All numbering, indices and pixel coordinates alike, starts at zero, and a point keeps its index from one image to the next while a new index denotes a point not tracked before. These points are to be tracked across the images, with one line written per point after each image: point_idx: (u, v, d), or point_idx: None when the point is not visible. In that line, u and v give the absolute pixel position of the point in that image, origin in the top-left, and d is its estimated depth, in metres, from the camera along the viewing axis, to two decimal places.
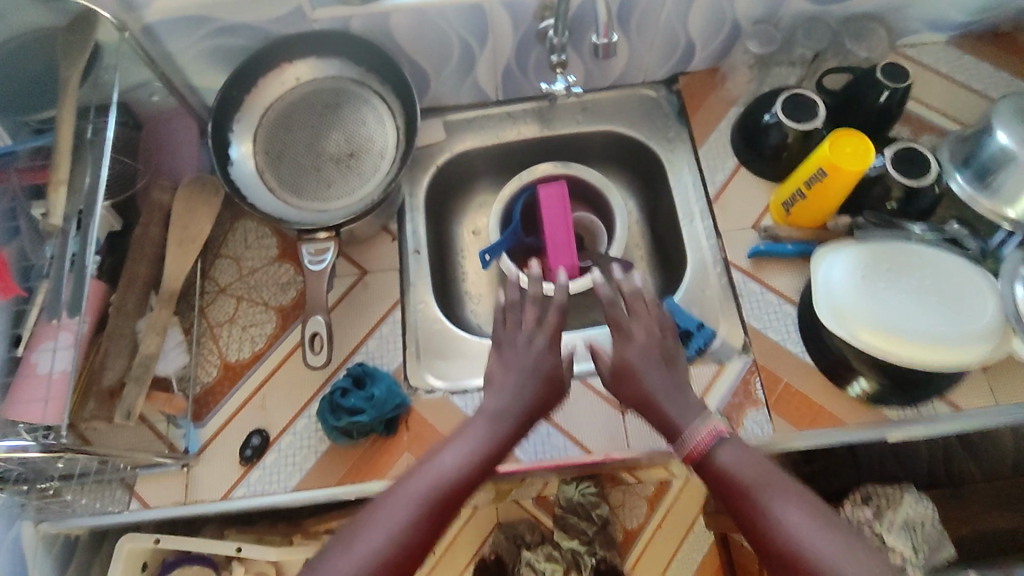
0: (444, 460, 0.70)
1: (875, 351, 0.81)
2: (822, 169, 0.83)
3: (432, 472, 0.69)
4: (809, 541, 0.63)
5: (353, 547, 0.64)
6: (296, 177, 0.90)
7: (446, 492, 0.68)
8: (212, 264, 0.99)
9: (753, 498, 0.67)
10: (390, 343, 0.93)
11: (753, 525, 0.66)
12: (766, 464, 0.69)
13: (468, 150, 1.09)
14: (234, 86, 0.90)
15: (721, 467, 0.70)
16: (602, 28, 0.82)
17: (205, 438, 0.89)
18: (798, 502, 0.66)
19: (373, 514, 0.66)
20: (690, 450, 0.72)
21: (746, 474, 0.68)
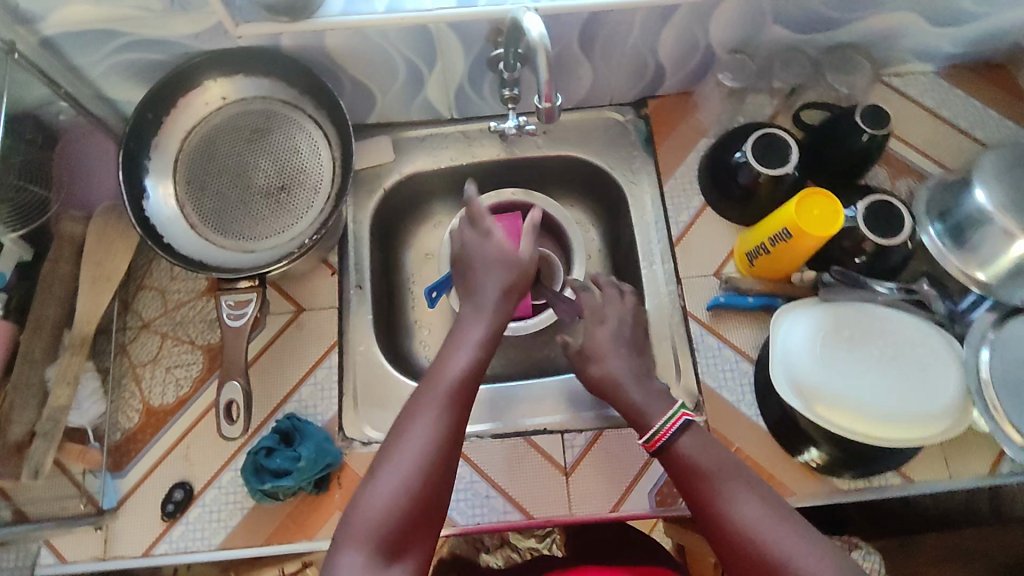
0: (454, 369, 0.69)
1: (828, 425, 0.77)
2: (787, 228, 0.77)
3: (447, 381, 0.68)
4: (759, 526, 0.60)
5: (394, 470, 0.62)
6: (221, 212, 0.82)
7: (459, 395, 0.68)
8: (135, 296, 0.92)
9: (703, 486, 0.64)
10: (325, 390, 0.88)
11: (705, 519, 0.63)
12: (724, 455, 0.66)
13: (419, 173, 1.01)
14: (149, 109, 0.80)
15: (681, 457, 0.67)
16: (544, 91, 0.64)
17: (125, 488, 0.85)
18: (752, 488, 0.64)
19: (414, 413, 0.66)
20: (653, 439, 0.69)
21: (702, 465, 0.66)
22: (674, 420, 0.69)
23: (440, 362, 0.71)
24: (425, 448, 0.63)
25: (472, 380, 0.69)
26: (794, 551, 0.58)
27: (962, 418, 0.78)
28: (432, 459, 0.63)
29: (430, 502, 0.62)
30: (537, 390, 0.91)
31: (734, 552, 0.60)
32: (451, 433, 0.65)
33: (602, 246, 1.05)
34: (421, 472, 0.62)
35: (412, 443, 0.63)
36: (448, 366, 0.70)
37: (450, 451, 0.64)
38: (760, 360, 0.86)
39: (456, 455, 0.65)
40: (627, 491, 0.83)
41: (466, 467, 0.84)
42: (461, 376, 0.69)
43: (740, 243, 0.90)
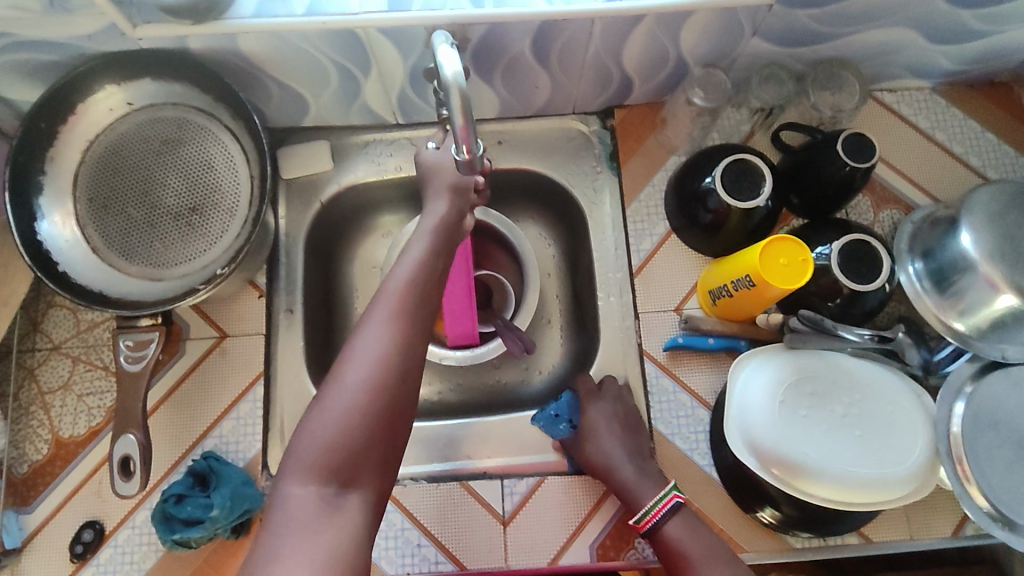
0: (410, 262, 0.65)
1: (782, 485, 0.72)
2: (750, 275, 0.70)
3: (410, 272, 0.64)
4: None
5: (345, 385, 0.57)
6: (126, 234, 0.75)
7: (418, 287, 0.63)
8: (45, 314, 0.84)
9: (687, 571, 0.68)
10: (248, 426, 0.81)
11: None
12: (708, 539, 0.69)
13: (362, 183, 0.92)
14: (42, 118, 0.72)
15: (668, 540, 0.70)
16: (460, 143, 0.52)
17: (31, 526, 0.78)
18: (731, 572, 0.67)
19: (369, 315, 0.61)
20: (643, 521, 0.72)
21: (688, 550, 0.69)
22: (662, 504, 0.71)
23: (401, 262, 0.65)
24: (385, 346, 0.59)
25: (434, 279, 0.65)
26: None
27: (925, 484, 0.73)
28: (386, 362, 0.58)
29: (392, 423, 0.58)
30: (479, 429, 0.85)
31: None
32: (414, 334, 0.61)
33: (560, 266, 0.98)
34: (372, 382, 0.57)
35: (365, 346, 0.59)
36: (409, 259, 0.65)
37: (408, 341, 0.60)
38: (716, 407, 0.79)
39: (417, 349, 0.60)
40: (567, 544, 0.78)
41: (397, 514, 0.79)
42: (417, 271, 0.64)
43: (703, 278, 0.82)
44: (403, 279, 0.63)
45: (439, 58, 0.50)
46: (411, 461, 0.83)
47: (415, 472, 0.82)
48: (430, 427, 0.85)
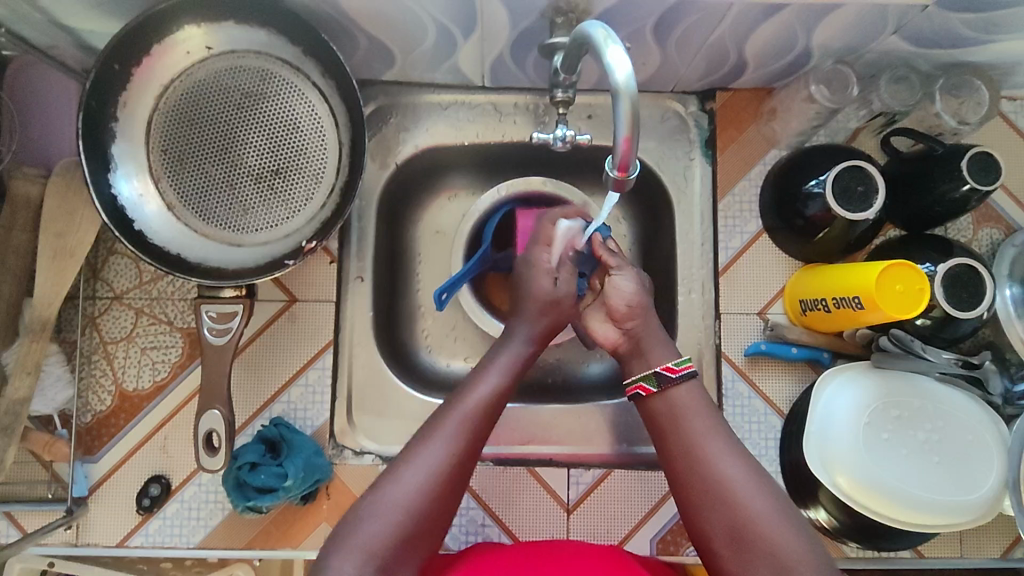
0: (443, 442, 0.63)
1: (841, 495, 0.73)
2: (860, 297, 0.68)
3: (440, 445, 0.63)
4: (740, 485, 0.61)
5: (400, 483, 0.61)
6: (203, 192, 0.69)
7: (445, 476, 0.62)
8: (106, 261, 0.81)
9: (690, 431, 0.65)
10: (316, 393, 0.80)
11: (685, 468, 0.64)
12: (716, 412, 0.66)
13: (438, 147, 0.87)
14: (116, 59, 0.66)
15: (677, 401, 0.67)
16: (617, 169, 0.49)
17: (97, 476, 0.78)
18: (729, 443, 0.64)
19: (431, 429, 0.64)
20: (676, 367, 0.68)
21: (694, 417, 0.65)
22: (683, 365, 0.68)
23: (429, 430, 0.64)
24: (394, 523, 0.59)
25: (462, 451, 0.63)
26: (770, 511, 0.60)
27: (990, 512, 0.73)
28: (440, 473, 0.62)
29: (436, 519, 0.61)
30: (546, 419, 0.83)
31: (709, 498, 0.62)
32: (432, 504, 0.61)
33: (634, 248, 0.92)
34: (421, 501, 0.60)
35: (372, 520, 0.59)
36: (436, 438, 0.63)
37: (453, 468, 0.62)
38: (790, 416, 0.80)
39: (451, 490, 0.62)
40: (630, 534, 0.79)
41: (462, 492, 0.80)
42: (439, 458, 0.62)
43: (794, 285, 0.81)
44: (430, 461, 0.62)
45: (608, 58, 0.46)
46: None
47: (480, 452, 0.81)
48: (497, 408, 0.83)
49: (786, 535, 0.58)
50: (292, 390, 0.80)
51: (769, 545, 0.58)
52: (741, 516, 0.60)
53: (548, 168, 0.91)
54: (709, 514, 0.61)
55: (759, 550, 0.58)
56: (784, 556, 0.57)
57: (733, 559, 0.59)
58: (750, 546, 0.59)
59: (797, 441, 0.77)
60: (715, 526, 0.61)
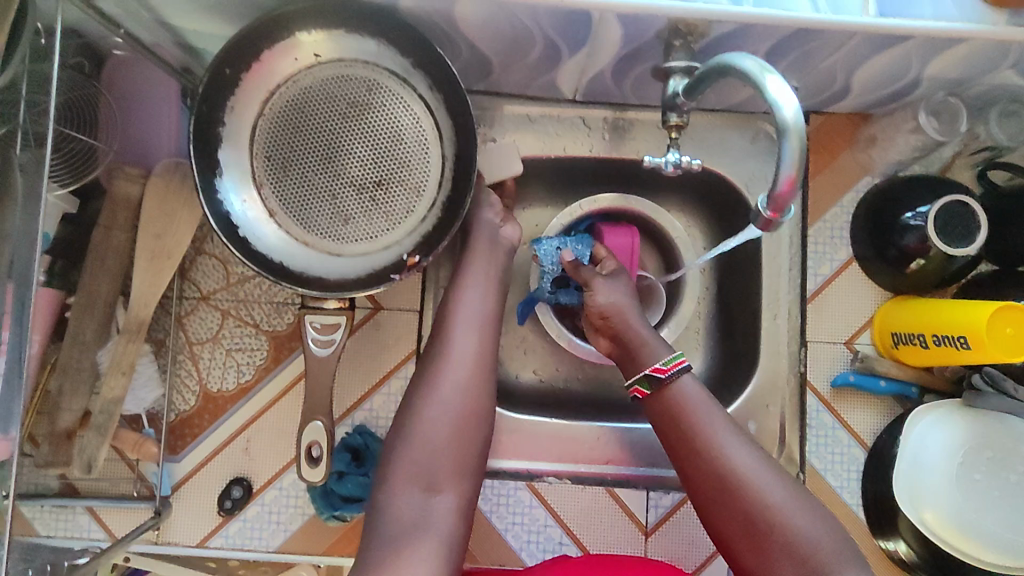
0: (430, 409, 0.64)
1: (927, 531, 0.72)
2: (967, 337, 0.67)
3: (432, 411, 0.64)
4: (753, 478, 0.60)
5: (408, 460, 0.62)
6: (305, 201, 0.69)
7: (439, 444, 0.63)
8: (193, 262, 0.81)
9: (690, 424, 0.63)
10: (399, 402, 0.80)
11: (695, 463, 0.62)
12: (714, 403, 0.64)
13: (523, 159, 0.86)
14: (229, 65, 0.66)
15: (676, 398, 0.65)
16: (769, 212, 0.49)
17: (179, 475, 0.78)
18: (738, 435, 0.63)
19: (421, 396, 0.65)
20: (666, 367, 0.66)
21: (695, 412, 0.64)
22: (672, 364, 0.66)
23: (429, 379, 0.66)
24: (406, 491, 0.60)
25: (465, 397, 0.65)
26: (787, 502, 0.59)
27: None
28: (444, 446, 0.63)
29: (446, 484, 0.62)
30: (587, 436, 0.79)
31: (720, 494, 0.60)
32: (445, 450, 0.63)
33: (711, 265, 0.89)
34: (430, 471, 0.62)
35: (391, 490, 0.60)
36: (435, 388, 0.65)
37: (448, 435, 0.63)
38: (875, 450, 0.79)
39: (454, 451, 0.63)
40: (704, 560, 0.80)
41: (541, 509, 0.80)
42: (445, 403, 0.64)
43: (884, 315, 0.81)
44: (430, 437, 0.63)
45: (771, 94, 0.46)
46: (554, 463, 0.79)
47: (558, 470, 0.79)
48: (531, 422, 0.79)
49: (806, 527, 0.58)
50: (375, 399, 0.80)
51: (784, 537, 0.57)
52: (750, 509, 0.59)
53: (633, 185, 0.91)
54: (721, 510, 0.60)
55: (775, 543, 0.57)
56: (803, 545, 0.57)
57: (752, 549, 0.59)
58: (765, 539, 0.58)
59: (881, 474, 0.77)
60: (731, 523, 0.60)
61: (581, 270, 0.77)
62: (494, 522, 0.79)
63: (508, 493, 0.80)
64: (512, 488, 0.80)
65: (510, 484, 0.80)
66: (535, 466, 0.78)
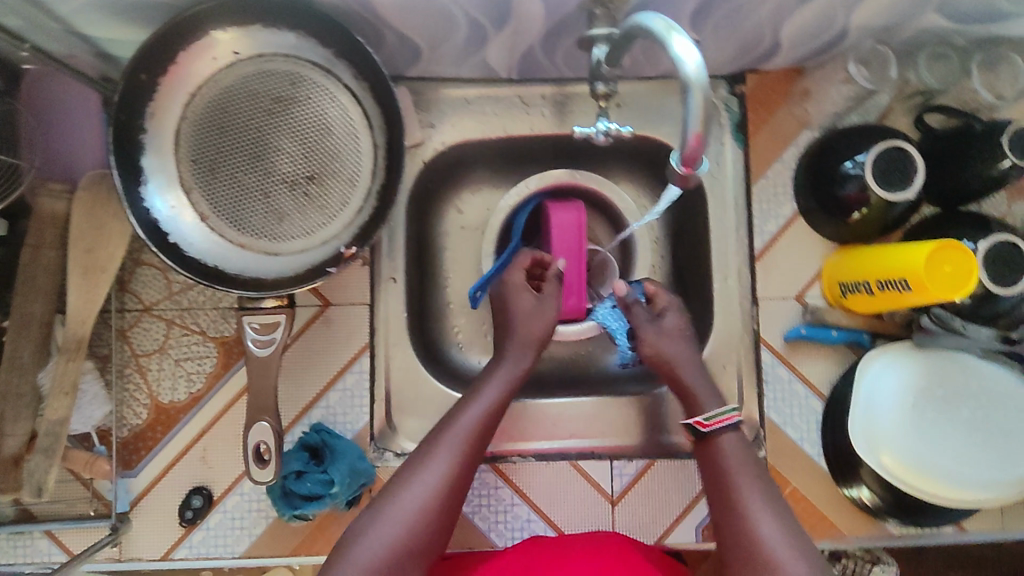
0: (437, 466, 0.65)
1: (885, 473, 0.73)
2: (908, 279, 0.67)
3: (437, 466, 0.65)
4: (774, 543, 0.59)
5: (397, 507, 0.62)
6: (237, 202, 0.68)
7: (438, 500, 0.63)
8: (133, 274, 0.80)
9: (729, 475, 0.65)
10: (354, 397, 0.80)
11: (723, 518, 0.63)
12: (757, 466, 0.66)
13: (462, 142, 0.85)
14: (143, 68, 0.64)
15: (720, 454, 0.67)
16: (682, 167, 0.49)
17: (137, 490, 0.78)
18: (766, 494, 0.64)
19: (428, 453, 0.66)
20: (704, 423, 0.68)
21: (737, 471, 0.65)
22: (715, 419, 0.68)
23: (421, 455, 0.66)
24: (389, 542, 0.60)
25: (456, 482, 0.65)
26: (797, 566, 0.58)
27: None
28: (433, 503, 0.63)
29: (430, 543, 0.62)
30: (553, 412, 0.81)
31: (738, 553, 0.60)
32: (422, 532, 0.62)
33: (662, 235, 0.90)
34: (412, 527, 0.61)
35: (370, 539, 0.60)
36: (429, 463, 0.65)
37: (444, 491, 0.64)
38: (832, 401, 0.79)
39: (444, 516, 0.64)
40: (672, 524, 0.80)
41: (506, 489, 0.80)
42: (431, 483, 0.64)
43: (830, 268, 0.81)
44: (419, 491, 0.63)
45: (675, 50, 0.45)
46: (517, 441, 0.81)
47: (521, 449, 0.81)
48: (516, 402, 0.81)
49: None
50: (329, 395, 0.79)
51: None
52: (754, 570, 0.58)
53: (577, 160, 0.90)
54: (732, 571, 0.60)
55: None
56: None
57: None
58: None
59: (839, 423, 0.78)
60: None
61: (634, 312, 0.76)
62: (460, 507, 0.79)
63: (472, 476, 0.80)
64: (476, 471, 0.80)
65: None
66: (497, 446, 0.81)
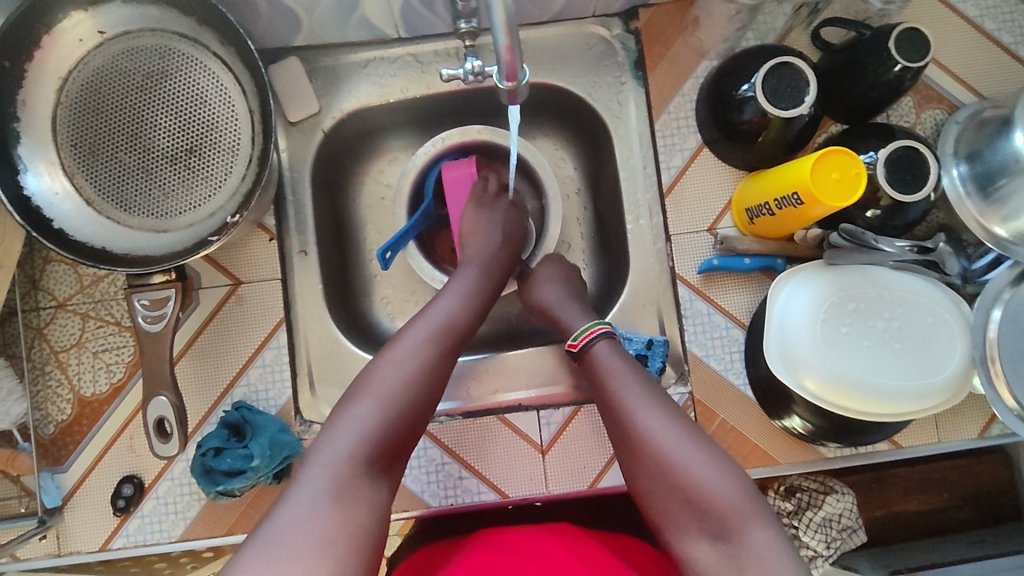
0: (418, 348, 0.63)
1: (804, 393, 0.72)
2: (798, 192, 0.67)
3: (416, 351, 0.63)
4: (661, 433, 0.58)
5: (378, 385, 0.59)
6: (120, 181, 0.68)
7: (420, 382, 0.61)
8: (43, 271, 0.80)
9: (610, 390, 0.63)
10: (275, 372, 0.79)
11: (615, 422, 0.61)
12: (633, 363, 0.64)
13: (362, 108, 0.84)
14: (5, 56, 0.64)
15: (596, 361, 0.66)
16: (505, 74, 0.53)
17: (69, 485, 0.78)
18: (645, 387, 0.62)
19: (403, 338, 0.64)
20: (575, 341, 0.69)
21: (613, 371, 0.64)
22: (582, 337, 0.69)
23: (389, 354, 0.62)
24: (374, 421, 0.57)
25: (425, 384, 0.61)
26: (688, 449, 0.57)
27: (957, 393, 0.73)
28: (416, 383, 0.60)
29: (412, 427, 0.60)
30: (480, 367, 0.83)
31: (637, 450, 0.58)
32: (402, 423, 0.59)
33: (583, 185, 0.91)
34: (400, 410, 0.58)
35: (355, 420, 0.57)
36: (405, 351, 0.62)
37: (427, 377, 0.62)
38: (751, 327, 0.79)
39: (427, 400, 0.61)
40: (604, 468, 0.79)
41: (436, 449, 0.80)
42: (411, 368, 0.61)
43: (739, 194, 0.80)
44: (403, 369, 0.61)
45: None
46: (445, 400, 0.82)
47: (449, 408, 0.82)
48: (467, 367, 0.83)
49: (710, 477, 0.55)
50: (249, 372, 0.79)
51: (695, 485, 0.55)
52: (656, 459, 0.57)
53: (482, 115, 0.89)
54: (635, 466, 0.59)
55: (683, 495, 0.55)
56: (706, 494, 0.54)
57: (660, 504, 0.57)
58: (675, 490, 0.56)
59: (760, 350, 0.77)
60: (644, 479, 0.58)
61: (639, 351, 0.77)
62: None
63: None
64: None
65: None
66: None
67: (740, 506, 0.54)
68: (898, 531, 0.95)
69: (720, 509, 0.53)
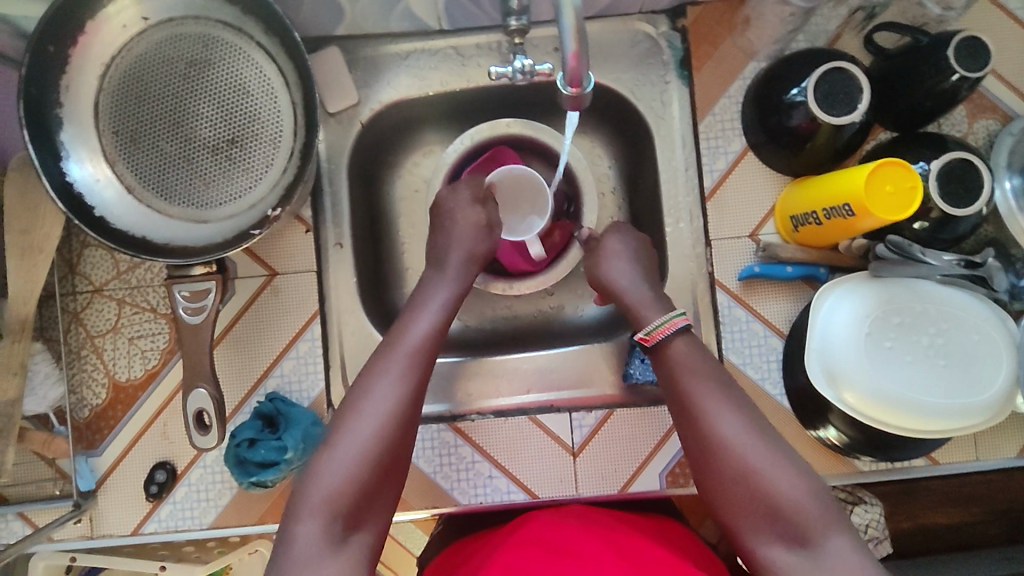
0: (387, 387, 0.61)
1: (846, 407, 0.71)
2: (850, 203, 0.65)
3: (386, 393, 0.60)
4: (740, 441, 0.58)
5: (349, 441, 0.58)
6: (161, 170, 0.67)
7: (389, 432, 0.59)
8: (81, 255, 0.80)
9: (687, 390, 0.62)
10: (308, 365, 0.79)
11: (692, 428, 0.61)
12: (714, 364, 0.63)
13: (402, 100, 0.83)
14: (49, 40, 0.63)
15: (671, 360, 0.64)
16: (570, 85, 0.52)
17: (102, 469, 0.78)
18: (727, 395, 0.61)
19: (374, 375, 0.61)
20: (646, 337, 0.67)
21: (689, 373, 0.63)
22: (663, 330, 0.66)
23: (366, 379, 0.61)
24: (344, 483, 0.56)
25: (402, 411, 0.60)
26: (768, 458, 0.57)
27: (1000, 411, 0.71)
28: (386, 436, 0.58)
29: (389, 472, 0.58)
30: (510, 366, 0.82)
31: (716, 460, 0.58)
32: (378, 475, 0.57)
33: (620, 184, 0.90)
34: (366, 467, 0.57)
35: (325, 480, 0.56)
36: (373, 395, 0.60)
37: (396, 424, 0.59)
38: (791, 336, 0.78)
39: (402, 444, 0.60)
40: (634, 475, 0.79)
41: (467, 447, 0.79)
42: (379, 420, 0.59)
43: (784, 200, 0.78)
44: (373, 418, 0.59)
45: None
46: (477, 398, 0.82)
47: (482, 406, 0.82)
48: (491, 360, 0.83)
49: (788, 483, 0.55)
50: (284, 364, 0.79)
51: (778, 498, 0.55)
52: (734, 467, 0.57)
53: (521, 110, 0.88)
54: (708, 470, 0.59)
55: (762, 501, 0.55)
56: (785, 500, 0.55)
57: (738, 513, 0.57)
58: (755, 500, 0.56)
59: (799, 360, 0.76)
60: (719, 486, 0.58)
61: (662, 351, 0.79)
62: (422, 467, 0.79)
63: (432, 437, 0.79)
64: (435, 432, 0.79)
65: (432, 428, 0.80)
66: (459, 405, 0.82)
67: (817, 512, 0.54)
68: (926, 545, 0.94)
69: (796, 511, 0.54)
